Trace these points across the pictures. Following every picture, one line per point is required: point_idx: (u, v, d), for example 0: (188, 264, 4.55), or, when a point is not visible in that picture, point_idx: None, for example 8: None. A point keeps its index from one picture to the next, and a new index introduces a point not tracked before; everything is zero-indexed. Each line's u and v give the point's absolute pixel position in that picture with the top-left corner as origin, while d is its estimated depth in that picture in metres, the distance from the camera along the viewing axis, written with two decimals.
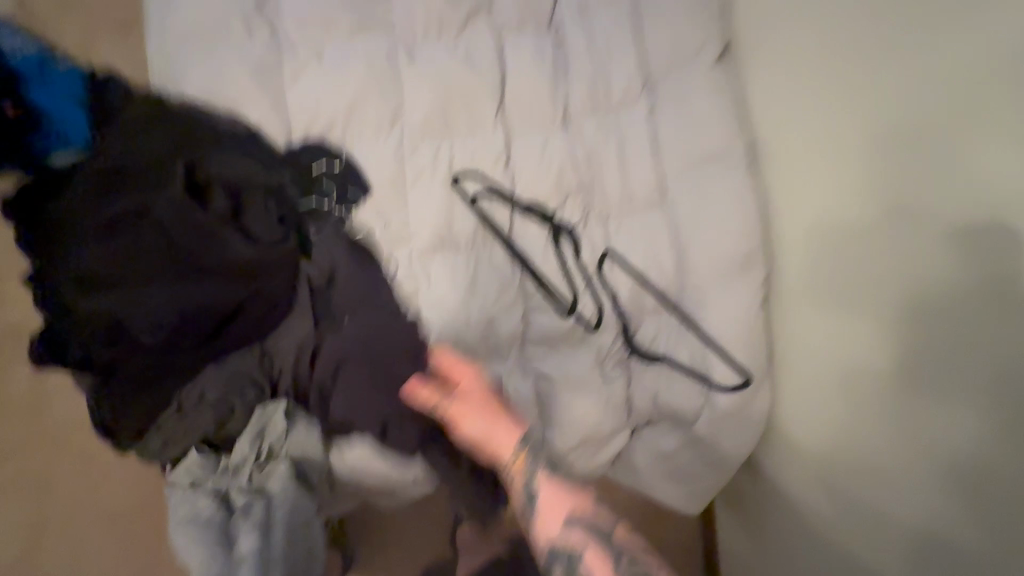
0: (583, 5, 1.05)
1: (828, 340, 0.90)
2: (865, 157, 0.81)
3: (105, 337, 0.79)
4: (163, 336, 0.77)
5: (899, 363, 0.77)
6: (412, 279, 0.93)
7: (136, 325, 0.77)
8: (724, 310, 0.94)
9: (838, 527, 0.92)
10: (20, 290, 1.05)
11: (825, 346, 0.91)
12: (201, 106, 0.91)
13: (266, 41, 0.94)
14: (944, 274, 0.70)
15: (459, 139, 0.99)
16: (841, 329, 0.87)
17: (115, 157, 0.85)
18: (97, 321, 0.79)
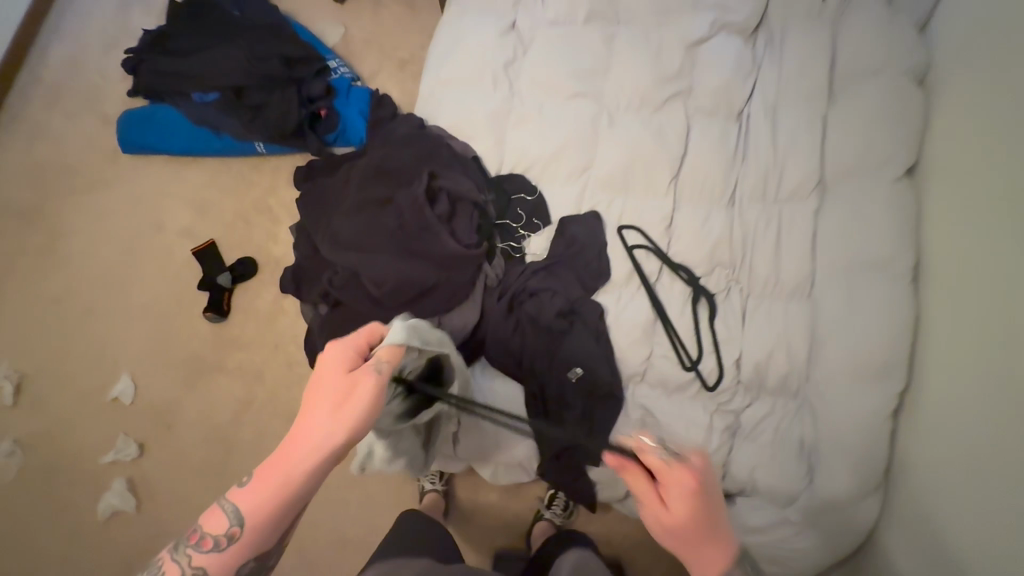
0: (775, 103, 1.16)
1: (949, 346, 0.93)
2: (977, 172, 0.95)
3: (343, 281, 1.12)
4: (380, 291, 1.07)
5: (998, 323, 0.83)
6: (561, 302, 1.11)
7: (365, 279, 1.09)
8: (840, 411, 0.97)
9: (952, 525, 0.84)
10: (285, 233, 1.43)
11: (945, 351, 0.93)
12: (446, 133, 1.21)
13: (504, 94, 1.22)
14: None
15: (632, 197, 1.16)
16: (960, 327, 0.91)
17: (381, 159, 1.19)
18: (342, 269, 1.12)
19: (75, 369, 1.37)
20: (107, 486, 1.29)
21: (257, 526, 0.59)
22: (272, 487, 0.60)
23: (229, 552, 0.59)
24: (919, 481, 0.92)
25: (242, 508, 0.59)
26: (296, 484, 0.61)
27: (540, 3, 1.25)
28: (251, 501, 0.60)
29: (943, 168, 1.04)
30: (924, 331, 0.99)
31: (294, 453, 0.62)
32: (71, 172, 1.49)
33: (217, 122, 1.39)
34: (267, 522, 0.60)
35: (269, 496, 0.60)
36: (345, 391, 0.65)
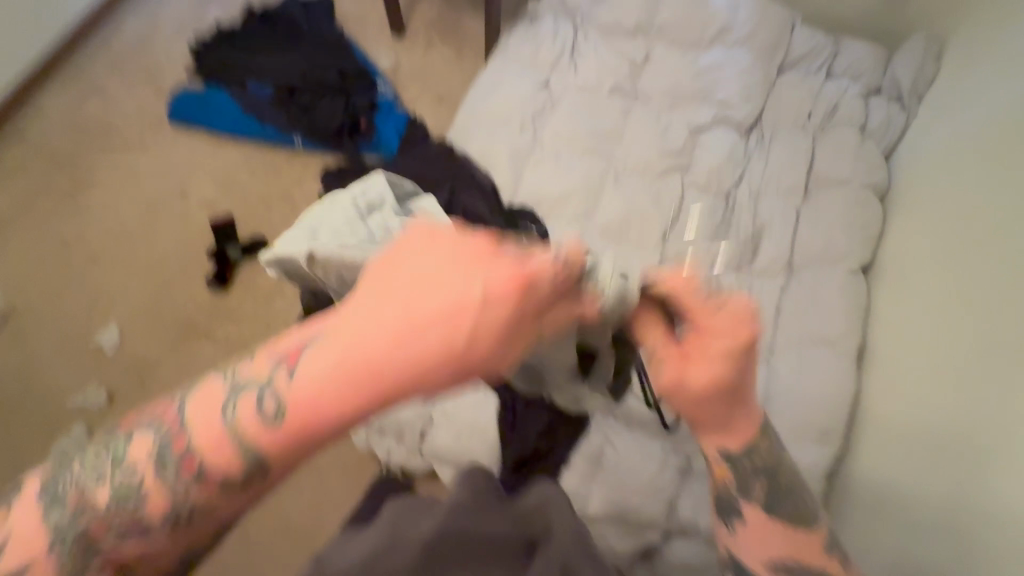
0: (759, 192, 1.33)
1: (876, 409, 1.08)
2: (909, 269, 1.16)
3: None
4: None
5: (916, 385, 1.01)
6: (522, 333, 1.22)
7: None
8: (782, 468, 1.07)
9: (868, 564, 0.94)
10: (300, 223, 1.51)
11: (872, 413, 1.08)
12: (472, 161, 1.36)
13: (528, 137, 1.38)
14: (946, 305, 1.02)
15: (626, 246, 1.28)
16: (884, 393, 1.08)
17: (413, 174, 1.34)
18: None
19: (65, 310, 1.40)
20: (66, 431, 1.28)
21: (298, 429, 0.48)
22: (352, 361, 0.48)
23: (286, 424, 0.48)
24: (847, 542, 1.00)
25: (291, 404, 0.48)
26: (357, 389, 0.48)
27: (573, 70, 1.43)
28: (302, 394, 0.48)
29: (888, 270, 1.22)
30: (865, 409, 1.11)
31: (365, 346, 0.49)
32: (113, 130, 1.59)
33: (264, 112, 1.51)
34: (342, 394, 0.48)
35: (320, 392, 0.48)
36: (465, 281, 0.51)
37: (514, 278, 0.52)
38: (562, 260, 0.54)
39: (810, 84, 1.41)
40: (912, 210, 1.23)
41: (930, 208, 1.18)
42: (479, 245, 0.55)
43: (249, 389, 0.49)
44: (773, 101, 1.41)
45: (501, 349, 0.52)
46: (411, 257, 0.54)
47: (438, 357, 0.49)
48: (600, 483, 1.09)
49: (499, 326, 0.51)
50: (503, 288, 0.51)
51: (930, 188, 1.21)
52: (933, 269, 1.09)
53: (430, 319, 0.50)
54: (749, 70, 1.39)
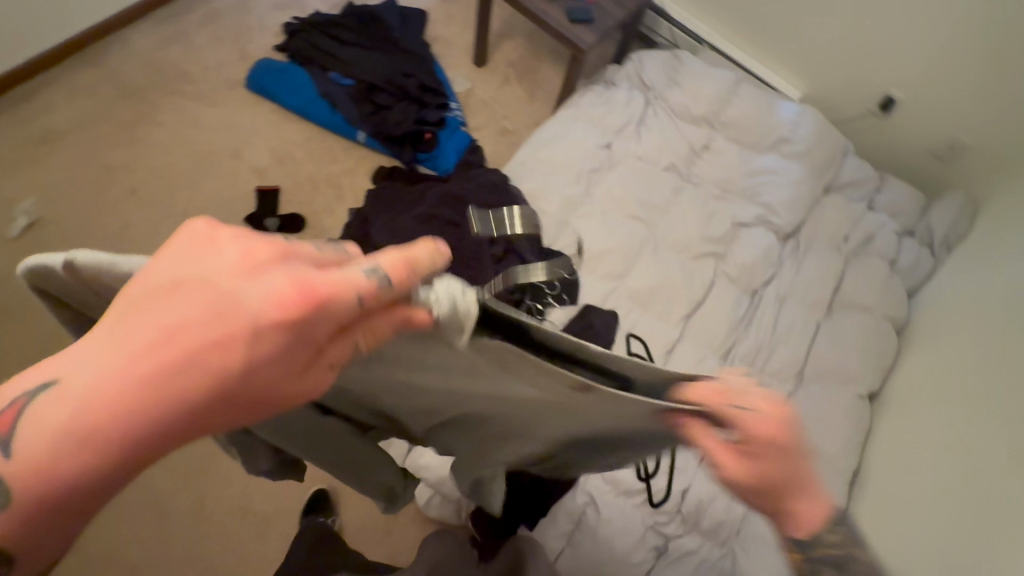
0: (785, 297, 1.38)
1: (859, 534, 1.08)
2: (912, 403, 1.20)
3: None
4: None
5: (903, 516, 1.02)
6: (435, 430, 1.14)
7: None
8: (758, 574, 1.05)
9: None
10: (340, 212, 1.54)
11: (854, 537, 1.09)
12: (524, 196, 1.38)
13: (581, 189, 1.42)
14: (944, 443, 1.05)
15: (649, 316, 1.32)
16: (870, 519, 1.08)
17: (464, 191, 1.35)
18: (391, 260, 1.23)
19: (90, 235, 1.39)
20: (54, 353, 1.26)
21: (27, 501, 0.29)
22: (79, 407, 0.29)
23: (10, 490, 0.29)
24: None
25: (10, 461, 0.29)
26: (91, 452, 0.29)
27: (637, 139, 1.50)
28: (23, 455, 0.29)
29: (893, 401, 1.25)
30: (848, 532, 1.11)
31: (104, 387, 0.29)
32: (188, 79, 1.62)
33: (337, 100, 1.55)
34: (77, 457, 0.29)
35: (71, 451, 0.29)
36: (267, 306, 0.30)
37: (305, 293, 0.31)
38: (376, 282, 0.33)
39: (852, 210, 1.49)
40: (925, 349, 1.28)
41: (942, 350, 1.23)
42: (269, 243, 0.32)
43: (2, 424, 0.29)
44: (814, 217, 1.48)
45: (306, 379, 0.33)
46: (179, 260, 0.32)
47: (200, 401, 0.29)
48: (574, 543, 1.09)
49: (300, 345, 0.31)
50: (317, 298, 0.31)
51: (946, 334, 1.26)
52: (934, 412, 1.12)
53: (187, 349, 0.29)
54: (799, 183, 1.46)
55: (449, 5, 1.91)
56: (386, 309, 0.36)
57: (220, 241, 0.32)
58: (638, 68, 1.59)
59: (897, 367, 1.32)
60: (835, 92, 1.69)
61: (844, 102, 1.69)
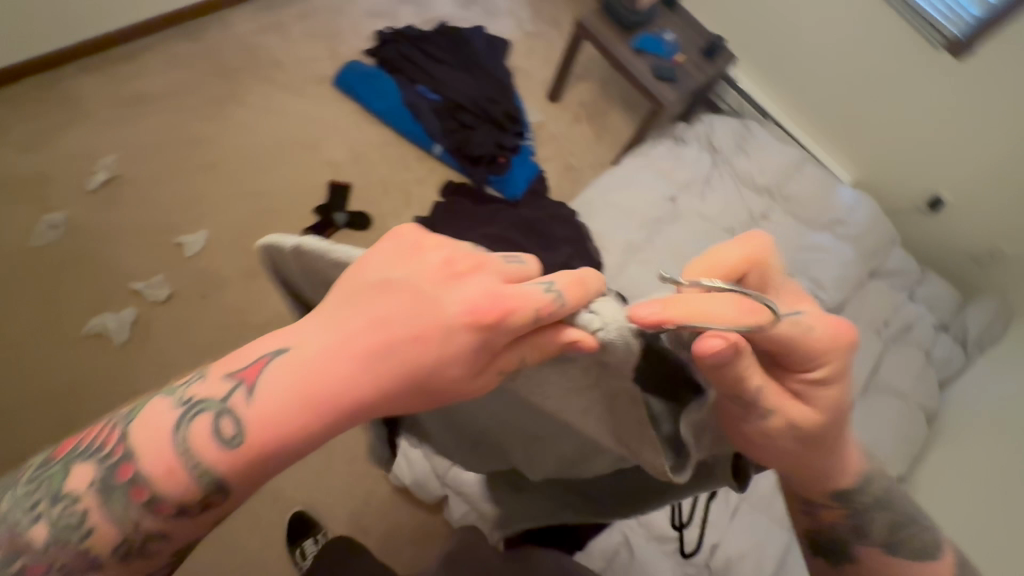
0: None
1: None
2: (936, 492, 1.23)
3: None
4: None
5: None
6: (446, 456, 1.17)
7: None
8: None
9: None
10: (406, 218, 1.58)
11: None
12: (591, 234, 1.43)
13: (644, 235, 1.47)
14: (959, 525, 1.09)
15: None
16: None
17: (535, 220, 1.39)
18: None
19: (164, 199, 1.41)
20: (116, 309, 1.27)
21: (252, 454, 0.40)
22: (315, 392, 0.40)
23: (236, 454, 0.40)
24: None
25: (246, 425, 0.39)
26: (314, 416, 0.40)
27: (701, 197, 1.56)
28: (260, 420, 0.39)
29: (919, 490, 1.28)
30: None
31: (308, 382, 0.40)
32: (280, 67, 1.68)
33: (421, 112, 1.61)
34: (299, 420, 0.40)
35: (269, 428, 0.40)
36: (469, 313, 0.41)
37: (495, 302, 0.41)
38: (552, 298, 0.42)
39: (893, 298, 1.55)
40: (948, 440, 1.33)
41: (961, 442, 1.29)
42: (465, 261, 0.44)
43: (192, 418, 0.40)
44: (858, 298, 1.54)
45: (473, 378, 0.43)
46: (392, 265, 0.44)
47: (399, 385, 0.41)
48: None
49: (479, 353, 0.42)
50: (491, 320, 0.41)
51: (967, 427, 1.32)
52: (959, 501, 1.15)
53: (398, 342, 0.41)
54: (849, 264, 1.52)
55: (532, 40, 2.00)
56: (550, 326, 0.43)
57: (424, 284, 0.43)
58: (709, 130, 1.67)
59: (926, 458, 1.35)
60: (886, 183, 1.78)
61: (895, 194, 1.77)
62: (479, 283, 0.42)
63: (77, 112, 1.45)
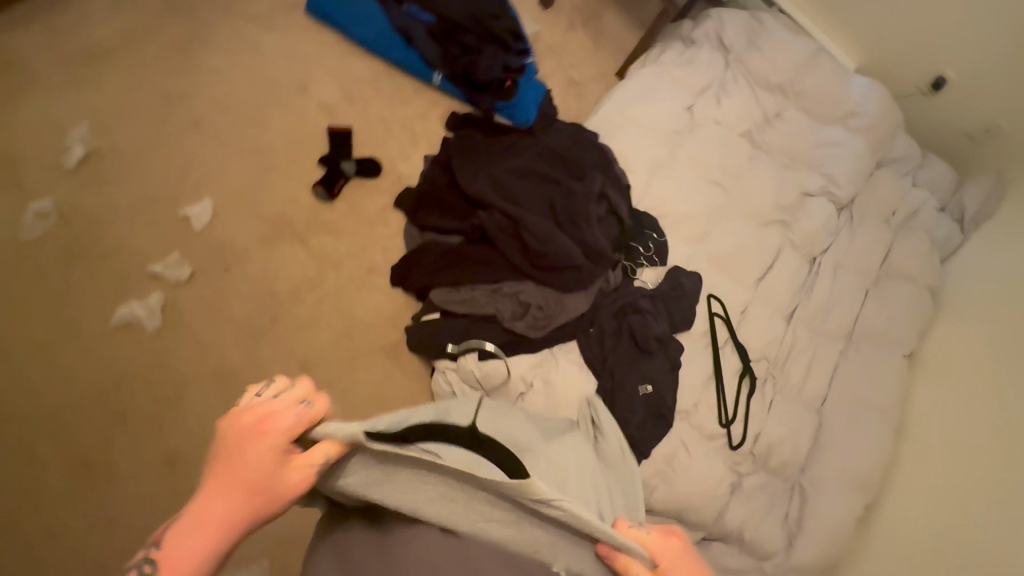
0: (839, 263, 1.51)
1: (917, 483, 1.24)
2: (956, 369, 1.35)
3: (501, 227, 1.21)
4: (538, 249, 1.18)
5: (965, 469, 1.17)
6: (525, 381, 1.19)
7: (528, 233, 1.19)
8: (826, 508, 1.21)
9: None
10: (418, 159, 1.49)
11: (911, 486, 1.24)
12: (615, 155, 1.40)
13: (666, 150, 1.46)
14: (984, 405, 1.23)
15: (725, 277, 1.42)
16: (932, 472, 1.23)
17: (561, 149, 1.35)
18: (503, 215, 1.22)
19: (154, 171, 1.29)
20: (139, 296, 1.21)
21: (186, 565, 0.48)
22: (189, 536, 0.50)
23: None
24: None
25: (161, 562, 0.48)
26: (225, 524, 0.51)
27: (716, 102, 1.53)
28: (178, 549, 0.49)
29: (930, 365, 1.41)
30: (896, 478, 1.28)
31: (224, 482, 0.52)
32: (243, 1, 1.49)
33: (415, 36, 1.46)
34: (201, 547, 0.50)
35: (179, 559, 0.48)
36: (284, 421, 0.55)
37: (286, 412, 0.55)
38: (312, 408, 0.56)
39: (900, 185, 1.61)
40: (948, 317, 1.46)
41: (964, 320, 1.42)
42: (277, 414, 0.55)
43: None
44: (868, 190, 1.60)
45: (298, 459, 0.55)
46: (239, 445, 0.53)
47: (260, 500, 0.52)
48: (669, 480, 1.20)
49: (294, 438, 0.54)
50: (294, 420, 0.55)
51: (962, 303, 1.45)
52: (975, 379, 1.29)
53: (245, 468, 0.52)
54: (861, 155, 1.57)
55: None
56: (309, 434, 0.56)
57: (264, 413, 0.55)
58: (718, 26, 1.60)
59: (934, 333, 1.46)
60: (892, 62, 1.75)
61: (896, 77, 1.77)
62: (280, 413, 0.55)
63: (22, 79, 1.27)
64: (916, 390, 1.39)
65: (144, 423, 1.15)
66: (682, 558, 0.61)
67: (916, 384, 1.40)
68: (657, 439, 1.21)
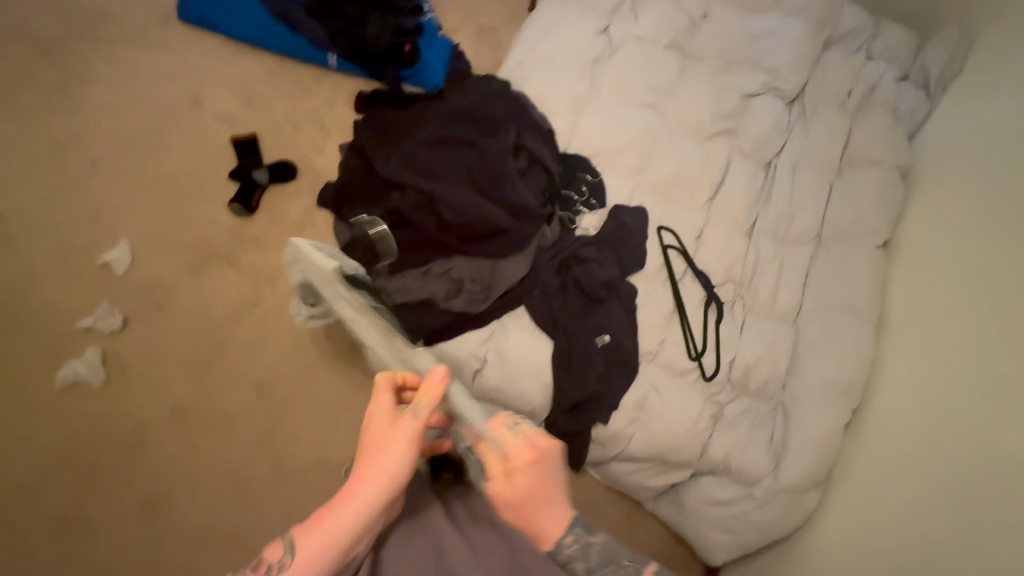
0: (796, 163, 1.41)
1: (904, 380, 1.17)
2: (936, 254, 1.25)
3: (417, 204, 1.13)
4: (458, 221, 1.11)
5: (951, 357, 1.09)
6: (479, 358, 1.15)
7: (444, 205, 1.11)
8: (811, 421, 1.16)
9: (883, 515, 1.06)
10: (333, 150, 1.42)
11: (899, 385, 1.17)
12: (530, 101, 1.30)
13: (587, 83, 1.35)
14: (967, 289, 1.14)
15: (674, 204, 1.33)
16: (916, 366, 1.16)
17: (470, 106, 1.25)
18: (417, 192, 1.14)
19: (63, 223, 1.25)
20: (77, 353, 1.19)
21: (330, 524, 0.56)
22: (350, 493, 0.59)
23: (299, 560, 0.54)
24: (852, 486, 1.15)
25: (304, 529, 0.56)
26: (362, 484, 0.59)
27: (634, 18, 1.41)
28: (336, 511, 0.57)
29: (910, 254, 1.31)
30: (881, 378, 1.22)
31: (377, 455, 0.63)
32: (114, 23, 1.40)
33: (297, 20, 1.36)
34: (369, 493, 0.59)
35: (345, 500, 0.58)
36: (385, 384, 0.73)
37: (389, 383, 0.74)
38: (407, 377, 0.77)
39: (853, 62, 1.48)
40: (923, 199, 1.36)
41: (940, 200, 1.31)
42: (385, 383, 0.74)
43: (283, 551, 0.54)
44: (818, 75, 1.46)
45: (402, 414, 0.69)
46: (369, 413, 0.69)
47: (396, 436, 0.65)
48: (644, 425, 1.17)
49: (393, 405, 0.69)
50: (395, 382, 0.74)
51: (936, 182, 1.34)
52: (955, 261, 1.20)
53: (376, 422, 0.67)
54: (802, 41, 1.43)
55: None
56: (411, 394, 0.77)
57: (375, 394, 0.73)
58: None
59: (912, 219, 1.36)
60: None
61: None
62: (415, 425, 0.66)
63: None
64: (897, 283, 1.30)
65: (113, 474, 1.16)
66: (532, 467, 0.69)
67: (897, 276, 1.31)
68: (624, 386, 1.16)
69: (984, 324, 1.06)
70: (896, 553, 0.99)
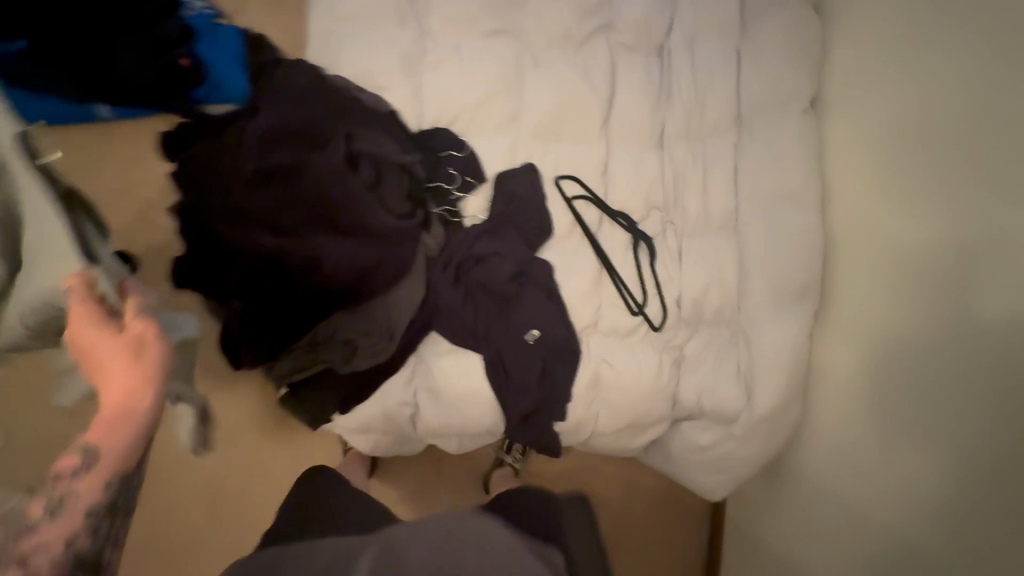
0: (693, 35, 1.16)
1: (864, 257, 1.03)
2: (876, 92, 1.04)
3: (265, 268, 0.94)
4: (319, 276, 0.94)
5: (912, 224, 0.94)
6: (410, 401, 1.04)
7: (295, 262, 0.94)
8: (771, 339, 1.07)
9: (865, 414, 0.98)
10: (165, 217, 1.18)
11: (862, 265, 1.03)
12: (353, 84, 1.05)
13: (413, 33, 1.08)
14: (920, 134, 0.94)
15: (566, 144, 1.13)
16: (876, 238, 1.01)
17: (278, 118, 0.97)
18: (260, 257, 0.93)
19: None
20: None
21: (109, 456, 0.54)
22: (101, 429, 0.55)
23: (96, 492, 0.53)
24: (825, 394, 1.08)
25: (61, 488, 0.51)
26: (128, 403, 0.57)
27: None
28: (106, 447, 0.54)
29: (851, 96, 1.09)
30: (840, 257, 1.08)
31: (112, 387, 0.57)
32: None
33: (34, 81, 1.05)
34: (111, 432, 0.55)
35: (109, 428, 0.55)
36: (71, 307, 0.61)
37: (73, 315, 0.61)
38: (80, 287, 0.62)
39: None
40: (845, 31, 1.12)
41: (873, 17, 1.06)
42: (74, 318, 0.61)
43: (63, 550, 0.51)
44: None
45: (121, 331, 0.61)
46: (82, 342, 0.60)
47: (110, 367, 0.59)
48: (605, 402, 1.08)
49: (95, 343, 0.59)
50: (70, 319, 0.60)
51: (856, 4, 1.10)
52: (898, 100, 0.99)
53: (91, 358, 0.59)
54: None
55: None
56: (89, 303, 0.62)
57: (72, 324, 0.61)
58: None
59: (843, 50, 1.12)
60: None
61: None
62: (159, 349, 0.60)
63: None
64: (839, 138, 1.11)
65: None
66: None
67: (838, 129, 1.11)
68: (570, 373, 1.05)
69: (949, 179, 0.89)
70: (874, 465, 0.95)
